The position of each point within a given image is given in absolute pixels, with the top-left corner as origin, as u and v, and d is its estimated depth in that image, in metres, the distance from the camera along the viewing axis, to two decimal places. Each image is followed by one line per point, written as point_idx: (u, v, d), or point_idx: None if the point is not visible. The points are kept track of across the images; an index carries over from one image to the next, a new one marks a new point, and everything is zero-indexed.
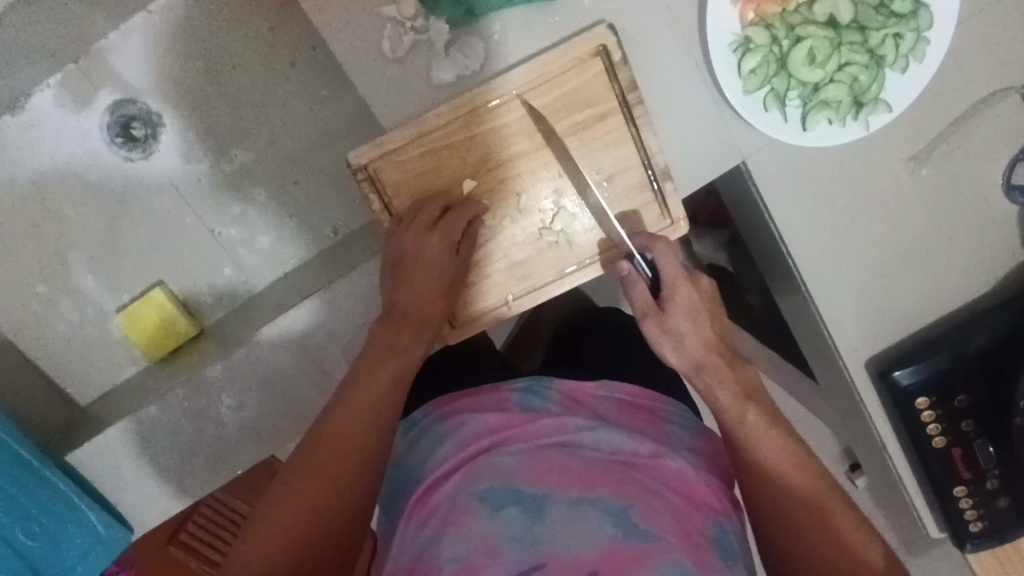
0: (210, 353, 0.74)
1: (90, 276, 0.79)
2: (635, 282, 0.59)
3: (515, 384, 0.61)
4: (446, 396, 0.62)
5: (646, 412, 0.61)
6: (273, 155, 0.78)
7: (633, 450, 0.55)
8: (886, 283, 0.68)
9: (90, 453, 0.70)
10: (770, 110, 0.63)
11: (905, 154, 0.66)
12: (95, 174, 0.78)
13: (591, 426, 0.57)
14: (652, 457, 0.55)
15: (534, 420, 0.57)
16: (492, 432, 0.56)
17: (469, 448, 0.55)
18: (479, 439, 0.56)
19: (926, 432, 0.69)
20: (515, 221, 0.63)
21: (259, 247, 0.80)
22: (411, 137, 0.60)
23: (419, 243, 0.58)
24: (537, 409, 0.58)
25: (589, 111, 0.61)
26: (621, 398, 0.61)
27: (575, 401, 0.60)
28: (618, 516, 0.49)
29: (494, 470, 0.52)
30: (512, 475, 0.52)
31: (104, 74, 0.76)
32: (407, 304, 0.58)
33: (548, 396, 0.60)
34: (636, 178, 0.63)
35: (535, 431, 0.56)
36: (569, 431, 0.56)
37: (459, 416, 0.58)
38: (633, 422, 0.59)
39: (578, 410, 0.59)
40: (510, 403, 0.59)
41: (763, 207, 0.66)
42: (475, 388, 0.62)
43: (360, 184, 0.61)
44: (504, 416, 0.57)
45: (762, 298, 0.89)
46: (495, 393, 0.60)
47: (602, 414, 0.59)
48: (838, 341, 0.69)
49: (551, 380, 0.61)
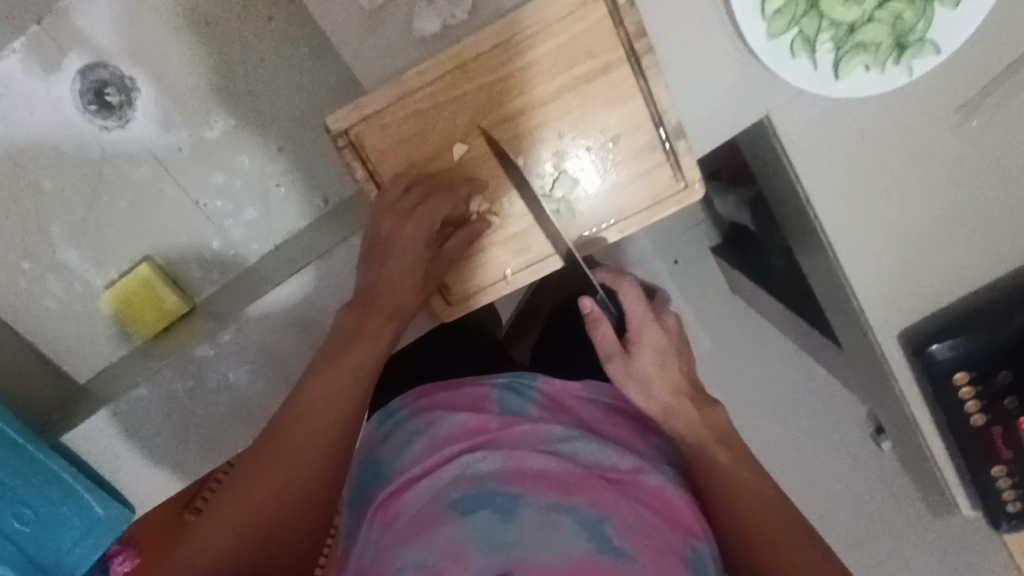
0: (200, 330, 0.71)
1: (76, 251, 0.76)
2: (599, 322, 0.58)
3: (497, 383, 0.64)
4: (425, 388, 0.65)
5: (630, 421, 0.63)
6: (256, 119, 0.73)
7: (613, 463, 0.57)
8: (926, 249, 0.61)
9: (81, 435, 0.68)
10: (797, 57, 0.55)
11: (951, 104, 0.58)
12: (70, 144, 0.74)
13: (570, 436, 0.58)
14: (630, 472, 0.56)
15: (513, 424, 0.59)
16: (470, 433, 0.58)
17: (445, 447, 0.57)
18: (456, 438, 0.58)
19: (964, 410, 0.64)
20: (499, 202, 0.58)
21: (247, 219, 0.75)
22: (394, 98, 0.55)
23: (395, 228, 0.54)
24: (517, 411, 0.61)
25: (593, 62, 0.54)
26: (606, 403, 0.64)
27: (556, 404, 0.63)
28: (595, 524, 0.49)
29: (469, 472, 0.54)
30: (486, 478, 0.53)
31: (71, 36, 0.71)
32: (379, 294, 0.54)
33: (528, 398, 0.62)
34: (644, 139, 0.56)
35: (512, 434, 0.58)
36: (547, 436, 0.58)
37: (437, 413, 0.61)
38: (613, 432, 0.62)
39: (558, 415, 0.61)
40: (491, 403, 0.62)
41: (790, 166, 0.59)
42: (457, 382, 0.65)
43: (341, 152, 0.56)
44: (481, 419, 0.59)
45: (787, 262, 0.82)
46: (476, 390, 0.63)
47: (582, 421, 0.62)
48: (868, 312, 0.63)
49: (533, 380, 0.64)
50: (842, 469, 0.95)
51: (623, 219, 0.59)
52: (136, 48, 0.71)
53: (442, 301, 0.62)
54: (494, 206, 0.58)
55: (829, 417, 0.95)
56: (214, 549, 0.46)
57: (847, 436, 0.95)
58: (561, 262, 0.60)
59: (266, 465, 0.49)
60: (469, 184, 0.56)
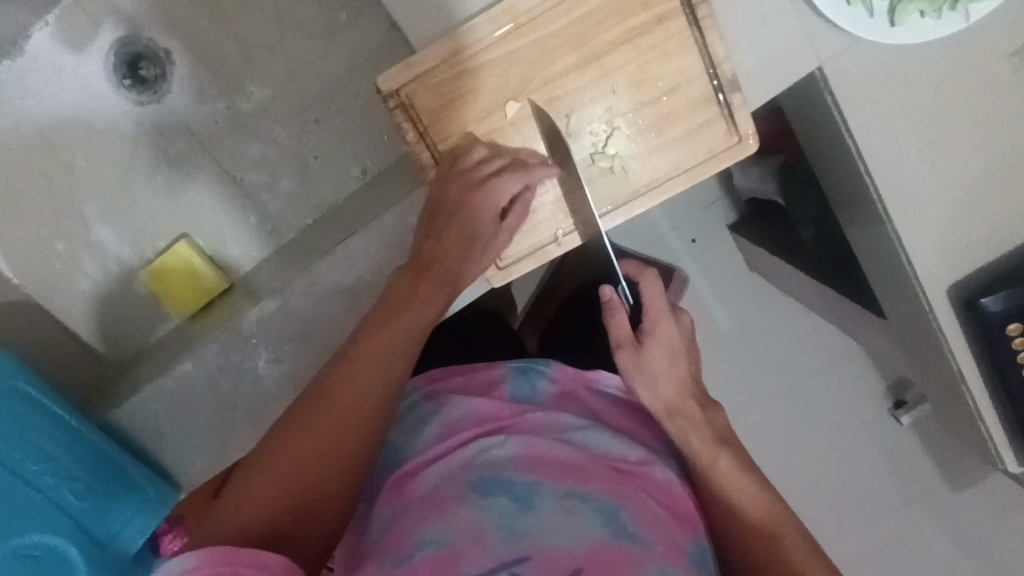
0: (241, 305, 0.71)
1: (110, 229, 0.77)
2: (615, 311, 0.58)
3: (510, 368, 0.63)
4: (437, 371, 0.64)
5: (635, 415, 0.63)
6: (291, 92, 0.76)
7: (623, 454, 0.57)
8: (980, 200, 0.60)
9: (127, 411, 0.68)
10: (854, 4, 0.54)
11: (1005, 50, 0.57)
12: (102, 119, 0.75)
13: (583, 425, 0.58)
14: (641, 465, 0.56)
15: (525, 412, 0.59)
16: (482, 420, 0.58)
17: (457, 432, 0.57)
18: (469, 423, 0.58)
19: (1017, 360, 0.62)
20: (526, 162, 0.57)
21: (282, 191, 0.77)
22: (444, 56, 0.54)
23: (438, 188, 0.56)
24: (528, 398, 0.61)
25: (646, 14, 0.54)
26: (615, 396, 0.63)
27: (567, 394, 0.62)
28: (612, 512, 0.50)
29: (485, 459, 0.54)
30: (502, 465, 0.53)
31: (105, 10, 0.73)
32: (433, 255, 0.55)
33: (541, 384, 0.62)
34: (698, 92, 0.56)
35: (526, 422, 0.58)
36: (561, 425, 0.58)
37: (448, 397, 0.60)
38: (622, 424, 0.61)
39: (570, 405, 0.61)
40: (503, 388, 0.61)
41: (842, 118, 0.59)
42: (468, 366, 0.64)
43: (392, 113, 0.56)
44: (494, 406, 0.59)
45: (818, 231, 0.80)
46: (488, 374, 0.63)
47: (593, 411, 0.61)
48: (918, 268, 0.62)
49: (547, 366, 0.63)
50: (866, 440, 0.95)
51: (677, 175, 0.58)
52: (180, 21, 0.74)
53: (493, 264, 0.61)
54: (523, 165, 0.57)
55: (850, 386, 0.95)
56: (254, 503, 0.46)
57: (867, 407, 0.95)
58: (581, 240, 0.60)
59: (305, 423, 0.49)
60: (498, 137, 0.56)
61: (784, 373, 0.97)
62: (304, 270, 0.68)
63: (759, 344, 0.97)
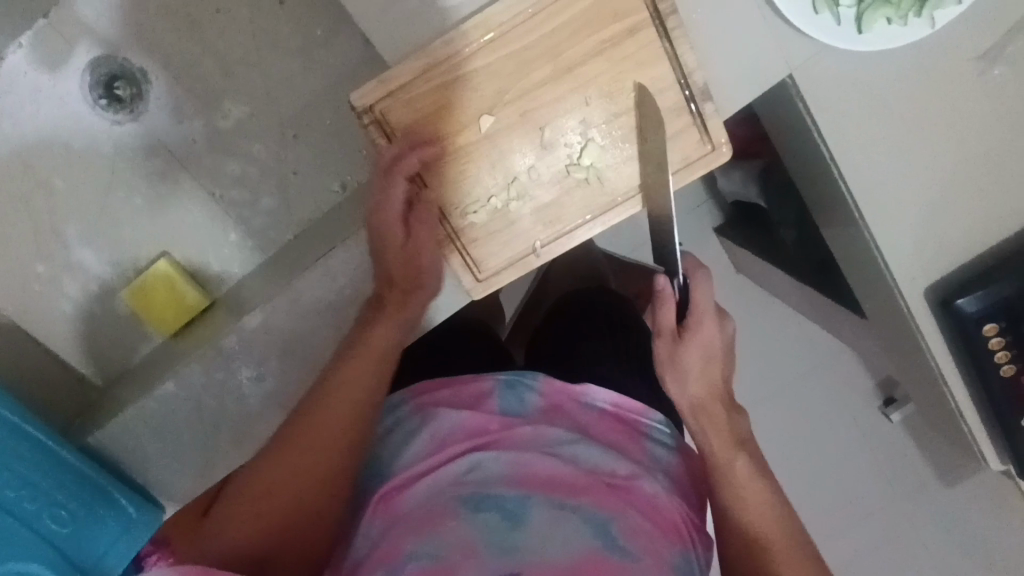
0: (224, 323, 0.71)
1: (91, 250, 0.77)
2: (665, 300, 0.54)
3: (498, 379, 0.61)
4: (425, 383, 0.63)
5: (624, 427, 0.60)
6: (269, 108, 0.76)
7: (610, 467, 0.56)
8: (954, 201, 0.61)
9: (110, 434, 0.68)
10: (821, 13, 0.55)
11: (971, 53, 0.58)
12: (80, 140, 0.76)
13: (570, 439, 0.57)
14: (629, 478, 0.55)
15: (513, 426, 0.58)
16: (470, 435, 0.57)
17: (444, 447, 0.56)
18: (457, 437, 0.57)
19: (993, 360, 0.63)
20: (487, 170, 0.58)
21: (263, 208, 0.77)
22: (418, 71, 0.54)
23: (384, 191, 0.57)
24: (516, 411, 0.59)
25: (618, 25, 0.54)
26: (605, 407, 0.61)
27: (554, 406, 0.60)
28: (599, 525, 0.50)
29: (473, 475, 0.54)
30: (490, 481, 0.54)
31: (80, 30, 0.74)
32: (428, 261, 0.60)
33: (528, 397, 0.60)
34: (671, 101, 0.56)
35: (513, 437, 0.57)
36: (548, 440, 0.57)
37: (435, 410, 0.59)
38: (611, 436, 0.59)
39: (558, 418, 0.59)
40: (491, 401, 0.60)
41: (813, 124, 0.59)
42: (456, 378, 0.63)
43: (367, 129, 0.56)
44: (481, 420, 0.58)
45: (800, 232, 0.80)
46: (477, 386, 0.61)
47: (580, 424, 0.59)
48: (894, 270, 0.63)
49: (535, 378, 0.61)
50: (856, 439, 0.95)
51: None
52: (155, 39, 0.74)
53: (472, 277, 0.61)
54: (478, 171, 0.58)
55: (836, 387, 0.96)
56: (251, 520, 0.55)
57: (853, 400, 0.95)
58: (642, 205, 0.59)
59: (291, 447, 0.57)
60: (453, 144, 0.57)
61: (771, 373, 0.98)
62: (284, 285, 0.68)
63: (745, 346, 0.98)
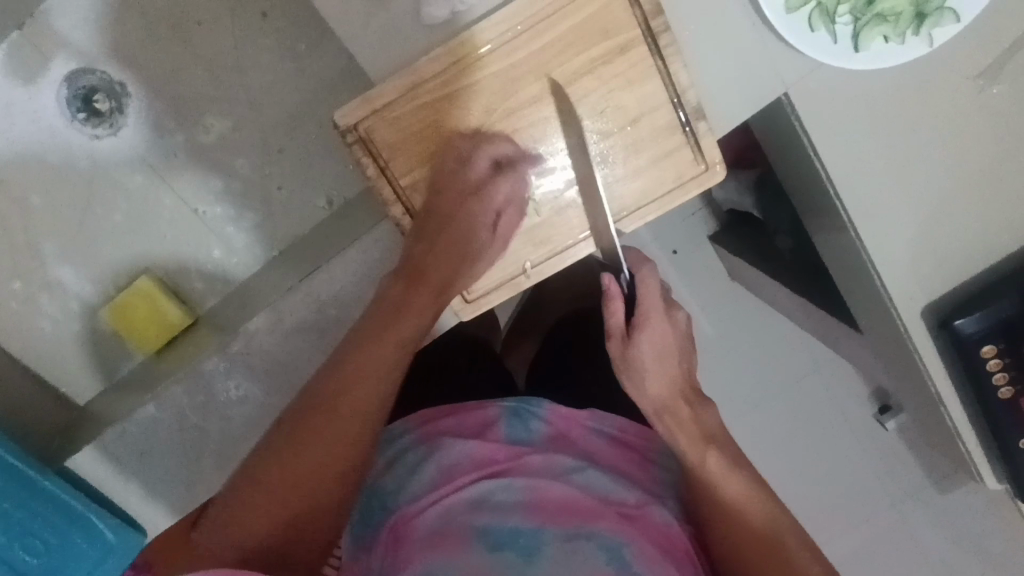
0: (207, 344, 0.69)
1: (70, 267, 0.78)
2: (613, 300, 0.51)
3: (503, 406, 0.59)
4: (429, 410, 0.60)
5: (633, 452, 0.59)
6: (253, 121, 0.78)
7: (620, 496, 0.54)
8: (955, 221, 0.59)
9: (83, 459, 0.66)
10: (817, 29, 0.54)
11: (970, 71, 0.57)
12: (55, 155, 0.77)
13: (579, 467, 0.56)
14: (640, 507, 0.54)
15: (521, 455, 0.56)
16: (476, 466, 0.55)
17: (451, 479, 0.55)
18: (465, 469, 0.55)
19: (992, 382, 0.60)
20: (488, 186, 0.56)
21: (246, 224, 0.79)
22: (404, 89, 0.53)
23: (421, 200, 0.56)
24: (524, 440, 0.57)
25: (609, 42, 0.52)
26: (613, 434, 0.59)
27: (563, 434, 0.58)
28: (612, 551, 0.50)
29: (485, 505, 0.53)
30: (503, 510, 0.52)
31: (55, 44, 0.75)
32: (428, 268, 0.55)
33: (535, 425, 0.58)
34: (664, 120, 0.55)
35: (523, 466, 0.55)
36: (558, 468, 0.55)
37: (440, 439, 0.57)
38: (621, 464, 0.58)
39: (566, 446, 0.58)
40: (497, 430, 0.57)
41: (808, 141, 0.58)
42: (461, 403, 0.60)
43: (351, 148, 0.54)
44: (488, 450, 0.56)
45: (796, 238, 0.78)
46: (482, 413, 0.59)
47: (588, 452, 0.58)
48: (891, 289, 0.61)
49: (540, 406, 0.58)
50: (856, 454, 0.91)
51: (646, 204, 0.57)
52: (143, 51, 0.77)
53: (460, 298, 0.59)
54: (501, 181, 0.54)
55: (835, 396, 0.93)
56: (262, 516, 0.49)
57: (853, 415, 0.92)
58: (563, 262, 0.58)
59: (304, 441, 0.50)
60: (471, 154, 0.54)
61: (766, 383, 0.95)
62: (266, 304, 0.66)
63: (739, 355, 0.95)
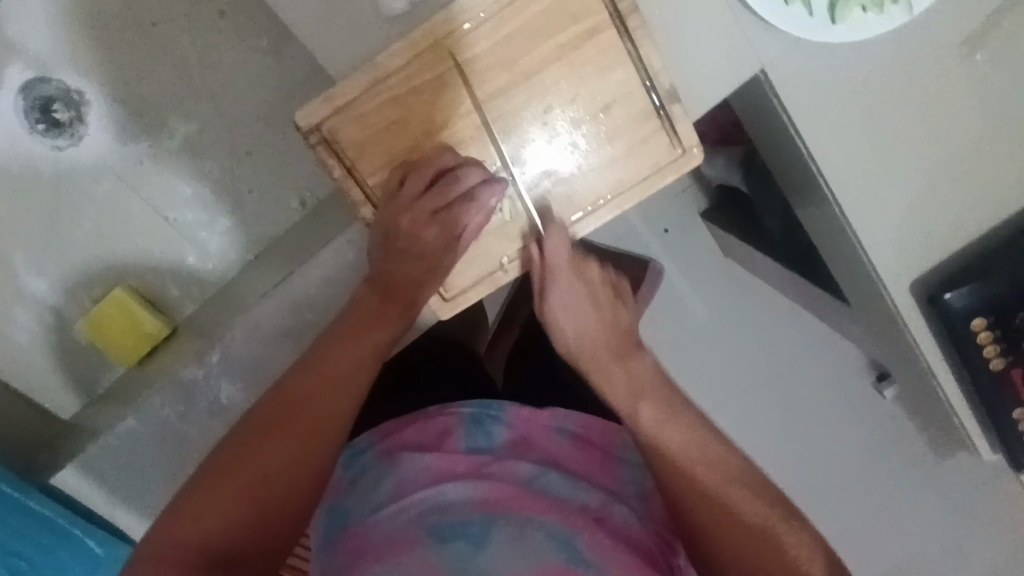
0: (185, 352, 0.69)
1: (42, 279, 0.78)
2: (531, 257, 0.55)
3: (463, 416, 0.59)
4: (391, 424, 0.60)
5: (598, 453, 0.58)
6: (218, 124, 0.77)
7: (577, 498, 0.53)
8: (942, 193, 0.57)
9: (66, 474, 0.66)
10: (792, 3, 0.53)
11: (952, 39, 0.55)
12: (17, 166, 0.76)
13: (539, 472, 0.54)
14: (599, 508, 0.52)
15: (481, 465, 0.55)
16: (434, 476, 0.54)
17: (408, 490, 0.53)
18: (421, 481, 0.53)
19: (981, 355, 0.59)
20: None
21: (220, 228, 0.78)
22: (366, 86, 0.51)
23: (392, 210, 0.52)
24: (483, 448, 0.56)
25: (577, 27, 0.51)
26: (576, 433, 0.59)
27: (524, 439, 0.58)
28: (563, 545, 0.47)
29: (438, 511, 0.50)
30: (454, 515, 0.50)
31: (10, 54, 0.74)
32: (398, 282, 0.54)
33: (495, 431, 0.58)
34: (638, 105, 0.53)
35: (482, 474, 0.53)
36: (516, 474, 0.54)
37: (400, 453, 0.56)
38: (583, 465, 0.56)
39: (526, 452, 0.56)
40: (456, 440, 0.57)
41: (789, 120, 0.56)
42: (420, 415, 0.60)
43: (315, 149, 0.52)
44: (447, 459, 0.55)
45: (784, 220, 0.76)
46: (443, 423, 0.58)
47: (550, 454, 0.57)
48: (878, 266, 0.59)
49: (500, 410, 0.59)
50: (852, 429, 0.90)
51: (622, 193, 0.55)
52: (102, 56, 0.76)
53: (438, 297, 0.58)
54: (467, 185, 0.52)
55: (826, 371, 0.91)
56: (224, 514, 0.44)
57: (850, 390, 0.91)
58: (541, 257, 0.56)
59: (253, 449, 0.46)
60: (443, 161, 0.52)
61: (759, 360, 0.93)
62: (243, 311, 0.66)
63: (730, 333, 0.94)
